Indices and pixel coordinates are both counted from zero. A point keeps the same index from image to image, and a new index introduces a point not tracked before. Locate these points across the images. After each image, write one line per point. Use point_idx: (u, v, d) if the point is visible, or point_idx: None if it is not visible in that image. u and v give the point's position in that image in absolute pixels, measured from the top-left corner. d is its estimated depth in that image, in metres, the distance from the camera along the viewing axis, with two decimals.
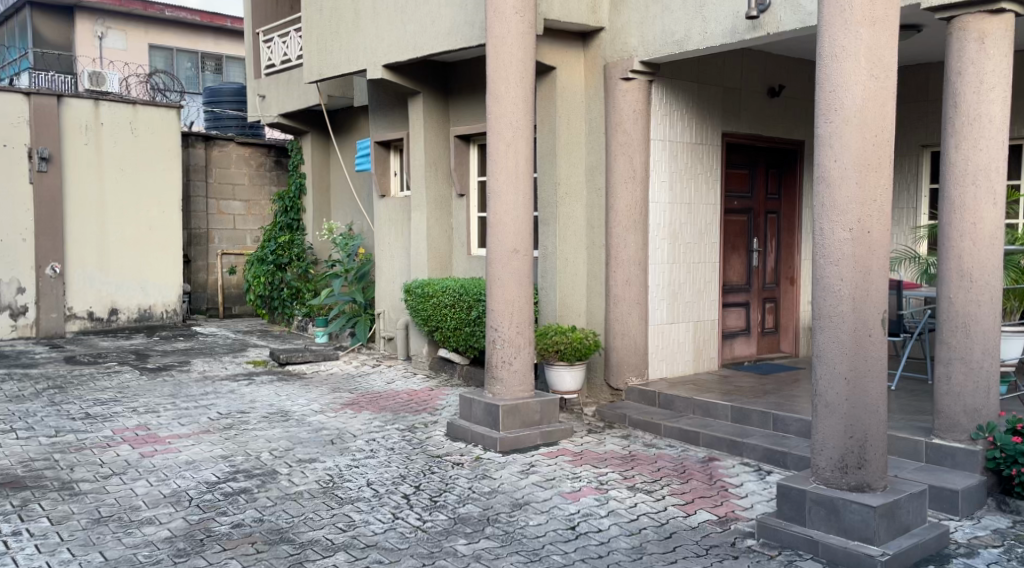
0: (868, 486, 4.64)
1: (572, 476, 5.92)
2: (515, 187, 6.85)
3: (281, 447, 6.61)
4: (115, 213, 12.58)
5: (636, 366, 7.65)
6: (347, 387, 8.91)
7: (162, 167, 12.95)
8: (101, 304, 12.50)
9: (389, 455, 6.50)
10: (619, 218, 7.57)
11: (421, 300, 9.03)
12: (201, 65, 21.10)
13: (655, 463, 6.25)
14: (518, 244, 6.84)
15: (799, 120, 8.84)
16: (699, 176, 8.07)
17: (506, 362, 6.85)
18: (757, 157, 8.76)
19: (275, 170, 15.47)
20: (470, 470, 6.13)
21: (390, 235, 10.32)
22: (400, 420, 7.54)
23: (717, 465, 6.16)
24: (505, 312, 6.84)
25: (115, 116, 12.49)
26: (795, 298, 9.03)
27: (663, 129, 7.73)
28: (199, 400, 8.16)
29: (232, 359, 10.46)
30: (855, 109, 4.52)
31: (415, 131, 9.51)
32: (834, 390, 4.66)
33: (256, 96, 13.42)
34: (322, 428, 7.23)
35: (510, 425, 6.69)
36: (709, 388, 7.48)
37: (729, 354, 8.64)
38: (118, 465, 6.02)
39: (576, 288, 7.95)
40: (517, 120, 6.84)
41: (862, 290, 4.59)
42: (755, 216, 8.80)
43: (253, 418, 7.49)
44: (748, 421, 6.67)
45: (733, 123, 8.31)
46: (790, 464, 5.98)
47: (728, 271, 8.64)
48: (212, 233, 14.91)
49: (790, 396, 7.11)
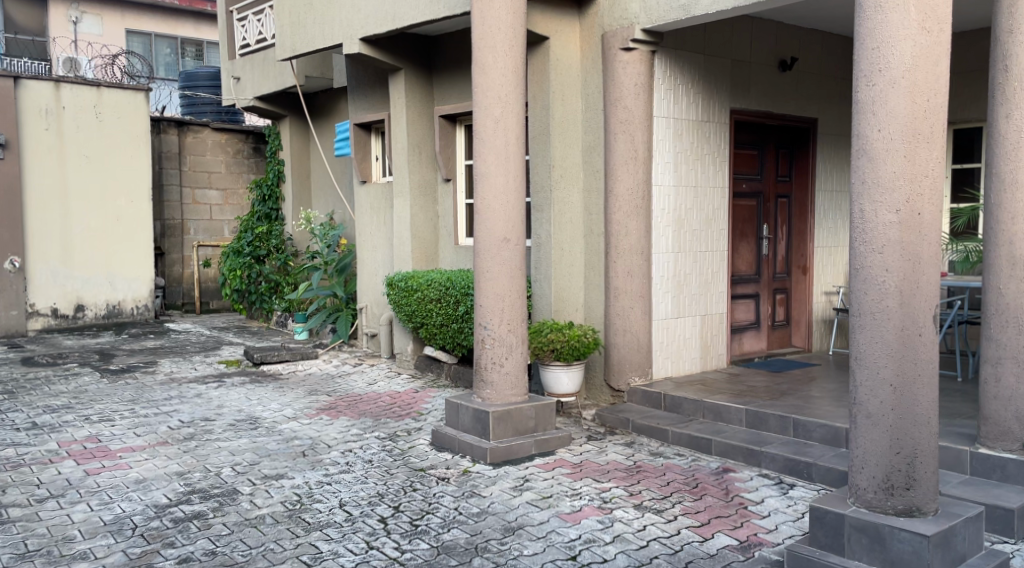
0: (917, 510, 3.94)
1: (571, 493, 5.25)
2: (506, 170, 6.16)
3: (246, 461, 5.93)
4: (80, 203, 11.83)
5: (638, 365, 6.97)
6: (325, 390, 8.21)
7: (130, 154, 12.21)
8: (66, 300, 11.77)
9: (366, 470, 5.82)
10: (620, 203, 6.90)
11: (405, 294, 8.34)
12: (181, 51, 20.22)
13: (664, 476, 5.57)
14: (510, 233, 6.17)
15: (812, 96, 8.16)
16: (706, 156, 7.39)
17: (497, 364, 6.17)
18: (766, 136, 8.09)
19: (254, 157, 14.73)
20: (456, 487, 5.44)
21: (371, 224, 9.61)
22: (381, 428, 6.85)
23: (733, 477, 5.49)
24: (494, 308, 6.16)
25: (78, 100, 11.75)
26: (807, 290, 8.38)
27: (667, 105, 7.03)
28: (161, 407, 7.45)
29: (203, 359, 9.74)
30: (904, 68, 3.82)
31: (397, 111, 8.80)
32: (877, 399, 3.97)
33: (230, 77, 12.69)
34: (293, 438, 6.53)
35: (501, 434, 6.02)
36: (719, 389, 6.80)
37: (738, 350, 7.98)
38: (57, 486, 5.35)
39: (572, 281, 7.28)
40: (505, 96, 6.14)
41: (911, 282, 3.89)
42: (765, 201, 8.14)
43: (217, 427, 6.78)
44: (765, 427, 6.00)
45: (742, 99, 7.63)
46: (816, 477, 5.31)
47: (737, 260, 7.98)
48: (187, 224, 14.17)
49: (809, 398, 6.45)
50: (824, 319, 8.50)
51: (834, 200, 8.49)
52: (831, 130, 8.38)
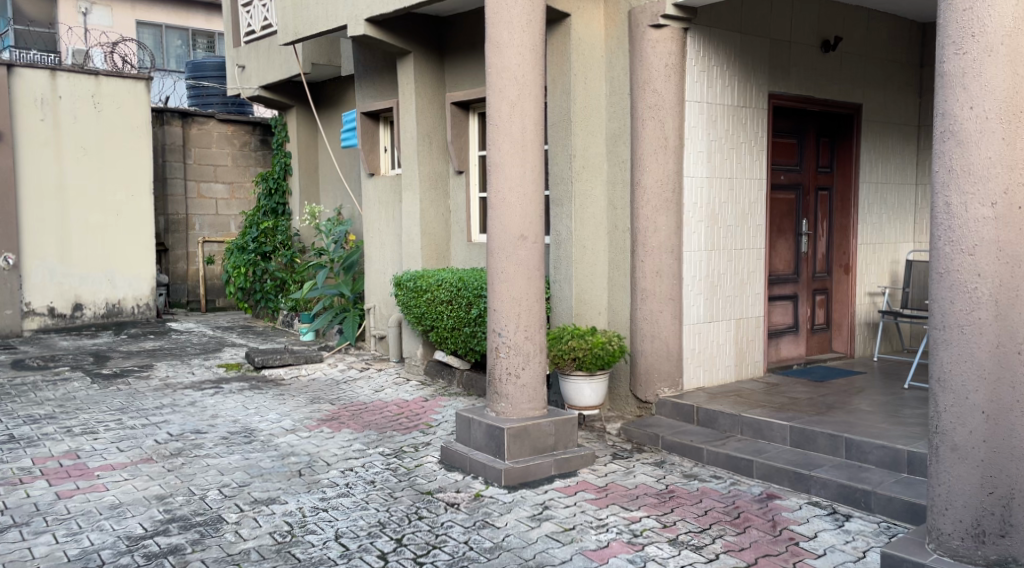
0: (1014, 560, 3.37)
1: (596, 525, 4.65)
2: (522, 160, 5.56)
3: (234, 482, 5.35)
4: (78, 197, 11.33)
5: (668, 374, 6.35)
6: (328, 398, 7.64)
7: (130, 146, 11.69)
8: (64, 299, 11.27)
9: (367, 493, 5.22)
10: (648, 197, 6.27)
11: (413, 295, 7.78)
12: (192, 43, 19.70)
13: (701, 504, 4.95)
14: (527, 229, 5.57)
15: (856, 80, 7.52)
16: (742, 145, 6.76)
17: (513, 374, 5.57)
18: (806, 123, 7.44)
19: (261, 150, 14.18)
20: (466, 516, 4.85)
21: (379, 219, 9.04)
22: (385, 442, 6.26)
23: (778, 506, 4.88)
24: (510, 313, 5.55)
25: (76, 89, 11.25)
26: (849, 290, 7.73)
27: (700, 88, 6.40)
28: (150, 417, 6.90)
29: (202, 362, 9.19)
30: (1003, 32, 3.27)
31: (406, 98, 8.22)
32: (966, 430, 3.40)
33: (235, 66, 12.14)
34: (289, 454, 5.95)
35: (517, 453, 5.42)
36: (757, 401, 6.17)
37: (775, 356, 7.34)
38: (23, 513, 4.81)
39: (594, 282, 6.66)
40: (522, 77, 5.53)
41: (1009, 288, 3.33)
42: (805, 194, 7.50)
43: (208, 442, 6.21)
44: (814, 446, 5.37)
45: (782, 82, 6.98)
46: (875, 507, 4.69)
47: (774, 259, 7.34)
48: (192, 219, 13.65)
49: (860, 412, 5.80)
50: (867, 321, 7.85)
51: (879, 193, 7.83)
52: (875, 116, 7.73)
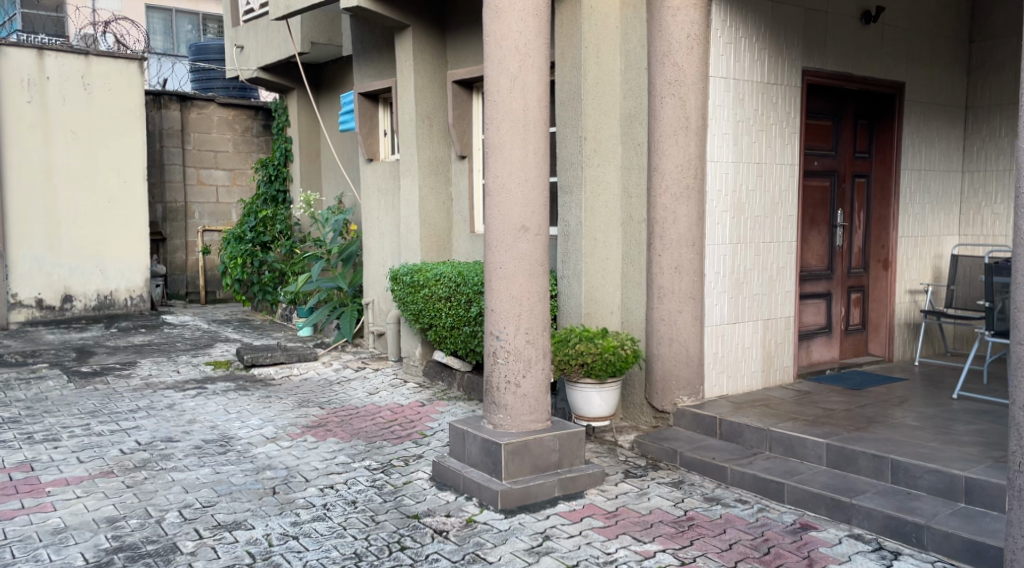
0: None
1: (604, 561, 4.03)
2: (525, 142, 4.92)
3: (198, 502, 4.72)
4: (67, 183, 10.80)
5: (687, 382, 5.72)
6: (317, 401, 7.04)
7: (122, 130, 11.13)
8: (52, 290, 10.76)
9: (346, 517, 4.59)
10: (666, 183, 5.61)
11: (411, 291, 7.20)
12: (203, 28, 19.06)
13: (724, 535, 4.31)
14: (529, 220, 4.95)
15: (898, 55, 6.83)
16: (771, 127, 6.09)
17: (513, 383, 4.95)
18: (842, 104, 6.76)
19: (264, 135, 13.61)
20: (455, 547, 4.22)
21: (379, 207, 8.44)
22: (374, 454, 5.64)
23: (815, 539, 4.24)
24: (510, 313, 4.93)
25: (64, 70, 10.74)
26: (888, 289, 7.04)
27: (726, 63, 5.74)
28: (121, 421, 6.31)
29: (189, 359, 8.60)
30: None
31: (404, 76, 7.60)
32: None
33: (233, 46, 11.53)
34: (265, 468, 5.32)
35: (516, 472, 4.80)
36: (787, 412, 5.52)
37: (806, 360, 6.67)
38: None
39: (606, 278, 6.02)
40: (524, 47, 4.89)
41: None
42: (840, 181, 6.83)
43: (177, 452, 5.58)
44: (855, 468, 4.73)
45: (818, 58, 6.30)
46: (929, 544, 4.05)
47: (805, 253, 6.67)
48: (191, 207, 13.11)
49: (904, 428, 5.14)
50: (908, 322, 7.16)
51: (922, 180, 7.13)
52: (918, 96, 7.02)
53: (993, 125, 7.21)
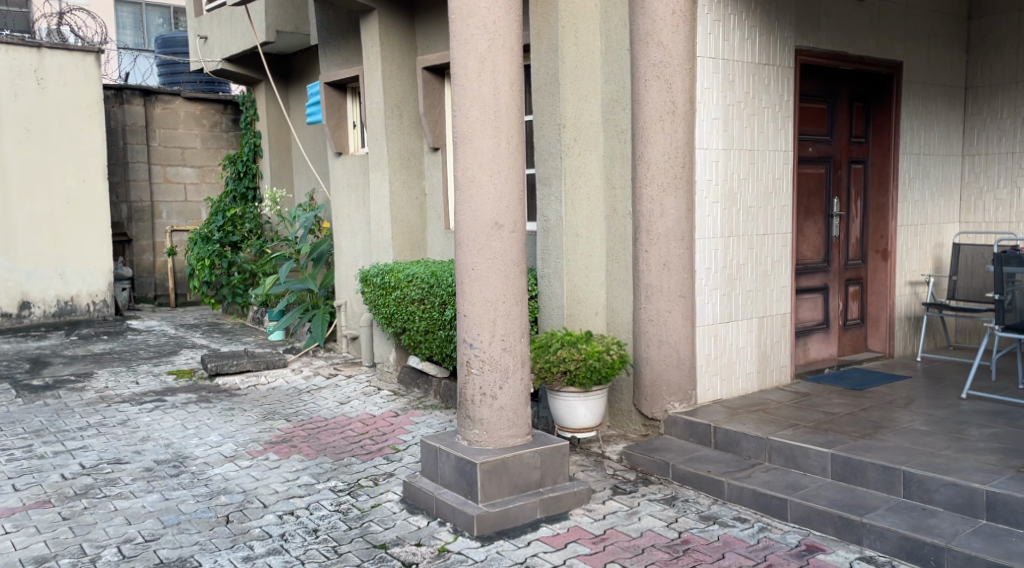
0: None
1: None
2: (496, 131, 4.47)
3: (141, 536, 4.26)
4: (21, 184, 10.28)
5: (679, 387, 5.30)
6: (283, 413, 6.58)
7: (79, 127, 10.60)
8: (7, 296, 10.26)
9: (305, 549, 4.14)
10: (652, 173, 5.17)
11: (382, 293, 6.76)
12: (174, 22, 18.49)
13: (724, 561, 3.89)
14: (503, 216, 4.51)
15: (895, 33, 6.43)
16: (764, 112, 5.67)
17: (488, 396, 4.51)
18: (837, 84, 6.36)
19: (233, 130, 13.10)
20: None
21: (348, 203, 7.98)
22: (340, 473, 5.19)
23: (823, 564, 3.83)
24: (483, 319, 4.49)
25: (15, 65, 10.21)
26: (888, 281, 6.64)
27: (714, 42, 5.31)
28: (67, 441, 5.83)
29: (150, 369, 8.11)
30: None
31: (371, 63, 7.13)
32: None
33: (197, 37, 11.00)
34: (219, 493, 4.85)
35: (493, 494, 4.37)
36: (787, 418, 5.12)
37: (803, 358, 6.27)
38: None
39: (590, 277, 5.58)
40: (493, 25, 4.44)
41: None
42: (836, 167, 6.41)
43: (124, 476, 5.11)
44: (863, 481, 4.33)
45: (811, 36, 5.89)
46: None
47: (801, 245, 6.27)
48: (158, 206, 12.59)
49: (914, 433, 4.75)
50: (909, 315, 6.78)
51: (922, 165, 6.74)
52: (917, 76, 6.62)
53: (994, 105, 6.82)
